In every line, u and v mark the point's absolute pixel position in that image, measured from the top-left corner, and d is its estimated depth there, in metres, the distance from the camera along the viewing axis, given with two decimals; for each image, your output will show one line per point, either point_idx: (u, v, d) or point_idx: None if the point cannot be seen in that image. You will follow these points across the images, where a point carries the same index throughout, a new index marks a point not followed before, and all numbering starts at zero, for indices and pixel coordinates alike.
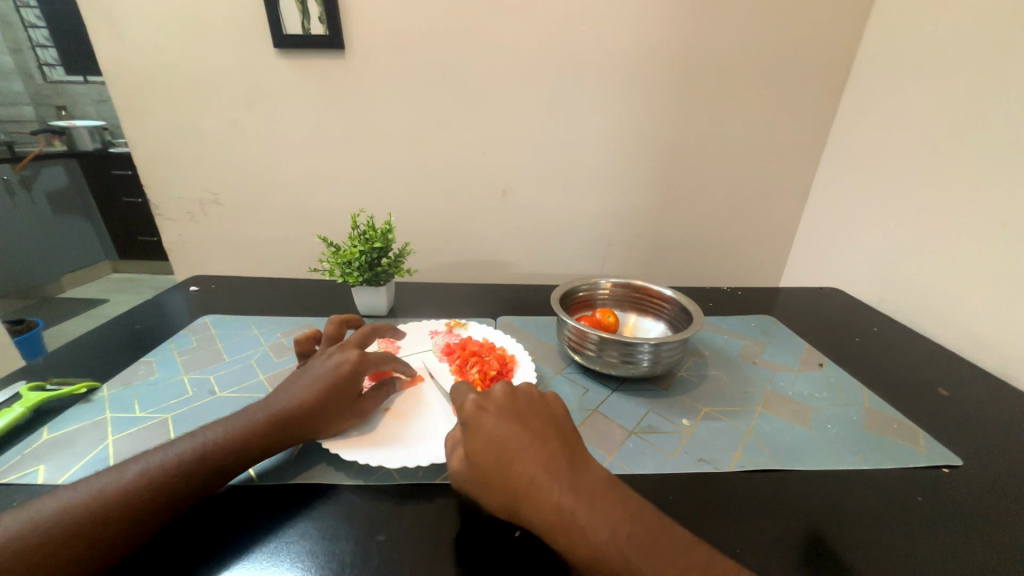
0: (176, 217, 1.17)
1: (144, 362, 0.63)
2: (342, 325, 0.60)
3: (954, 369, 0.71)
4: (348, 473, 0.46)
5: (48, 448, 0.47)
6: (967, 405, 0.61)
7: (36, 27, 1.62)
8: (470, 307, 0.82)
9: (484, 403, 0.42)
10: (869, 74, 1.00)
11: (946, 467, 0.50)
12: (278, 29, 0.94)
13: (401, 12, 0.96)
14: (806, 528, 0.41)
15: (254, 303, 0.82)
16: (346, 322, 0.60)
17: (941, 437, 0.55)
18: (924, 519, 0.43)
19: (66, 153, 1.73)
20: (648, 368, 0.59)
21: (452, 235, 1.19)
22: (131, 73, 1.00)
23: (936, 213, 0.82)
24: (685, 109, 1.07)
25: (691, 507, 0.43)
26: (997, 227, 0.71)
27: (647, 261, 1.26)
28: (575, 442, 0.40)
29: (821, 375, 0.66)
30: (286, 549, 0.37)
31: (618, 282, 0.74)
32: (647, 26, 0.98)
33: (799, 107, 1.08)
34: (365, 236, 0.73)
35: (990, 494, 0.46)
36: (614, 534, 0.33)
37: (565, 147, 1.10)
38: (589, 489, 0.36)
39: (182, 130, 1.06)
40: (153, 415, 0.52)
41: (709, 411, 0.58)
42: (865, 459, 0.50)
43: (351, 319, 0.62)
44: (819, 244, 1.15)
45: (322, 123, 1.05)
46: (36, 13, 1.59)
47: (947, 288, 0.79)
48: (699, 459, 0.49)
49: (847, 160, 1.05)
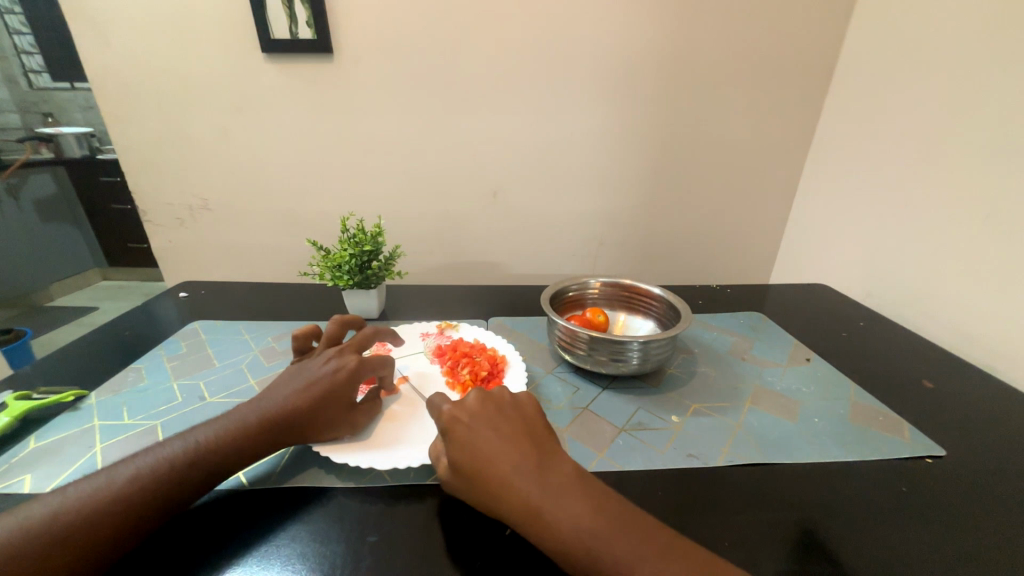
0: (166, 223, 1.16)
1: (134, 368, 0.62)
2: (343, 325, 0.59)
3: (939, 361, 0.72)
4: (338, 476, 0.46)
5: (36, 457, 0.47)
6: (951, 397, 0.62)
7: (22, 34, 1.45)
8: (461, 308, 0.83)
9: (458, 412, 0.42)
10: (852, 74, 1.02)
11: (930, 458, 0.51)
12: (266, 33, 0.94)
13: (390, 15, 0.96)
14: (795, 522, 0.42)
15: (245, 308, 0.82)
16: (350, 323, 0.60)
17: (923, 427, 0.56)
18: (909, 510, 0.44)
19: (54, 160, 1.70)
20: (638, 366, 0.59)
21: (444, 237, 1.20)
22: (119, 78, 0.99)
23: (920, 209, 0.83)
24: (674, 109, 1.08)
25: (679, 502, 0.44)
26: (979, 222, 0.73)
27: (639, 260, 1.26)
28: (547, 441, 0.41)
29: (808, 369, 0.67)
30: (276, 552, 0.37)
31: (607, 281, 0.75)
32: (635, 26, 0.99)
33: (786, 105, 1.09)
34: (355, 240, 0.72)
35: (973, 482, 0.47)
36: (582, 528, 0.34)
37: (556, 147, 1.10)
38: (558, 486, 0.36)
39: (171, 134, 1.05)
40: (142, 422, 0.52)
41: (698, 407, 0.58)
42: (851, 452, 0.51)
43: (352, 321, 0.61)
44: (808, 240, 1.16)
45: (313, 127, 1.05)
46: (21, 20, 1.40)
47: (932, 282, 0.81)
48: (688, 455, 0.50)
49: (833, 158, 1.07)
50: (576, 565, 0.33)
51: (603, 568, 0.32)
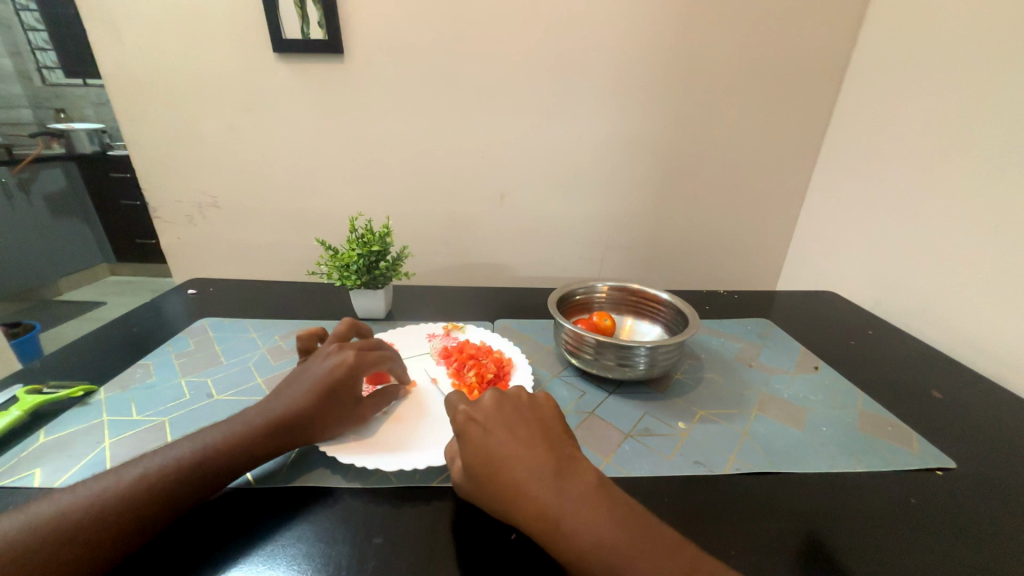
0: (175, 220, 1.17)
1: (142, 365, 0.63)
2: (349, 328, 0.58)
3: (949, 372, 0.71)
4: (345, 476, 0.46)
5: (45, 451, 0.47)
6: (960, 408, 0.62)
7: (36, 30, 1.44)
8: (467, 310, 0.83)
9: (473, 413, 0.43)
10: (861, 82, 1.01)
11: (940, 470, 0.50)
12: (278, 33, 0.95)
13: (400, 16, 0.96)
14: (803, 531, 0.42)
15: (253, 306, 0.82)
16: (355, 328, 0.59)
17: (932, 438, 0.55)
18: (920, 522, 0.43)
19: (65, 155, 1.67)
20: (645, 371, 0.59)
21: (449, 237, 1.20)
22: (131, 76, 1.01)
23: (929, 217, 0.82)
24: (682, 112, 1.08)
25: (686, 510, 0.43)
26: (988, 232, 0.73)
27: (645, 264, 1.26)
28: (564, 445, 0.41)
29: (817, 377, 0.67)
30: (284, 552, 0.37)
31: (614, 286, 0.75)
32: (645, 29, 0.99)
33: (795, 110, 1.09)
34: (363, 240, 0.73)
35: (984, 496, 0.47)
36: (597, 536, 0.34)
37: (563, 150, 1.10)
38: (573, 493, 0.36)
39: (182, 132, 1.06)
40: (150, 418, 0.52)
41: (705, 414, 0.58)
42: (860, 462, 0.51)
43: (361, 326, 0.61)
44: (815, 247, 1.15)
45: (321, 126, 1.06)
46: (35, 16, 1.40)
47: (943, 292, 0.80)
48: (695, 462, 0.50)
49: (842, 164, 1.06)
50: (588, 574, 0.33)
51: None
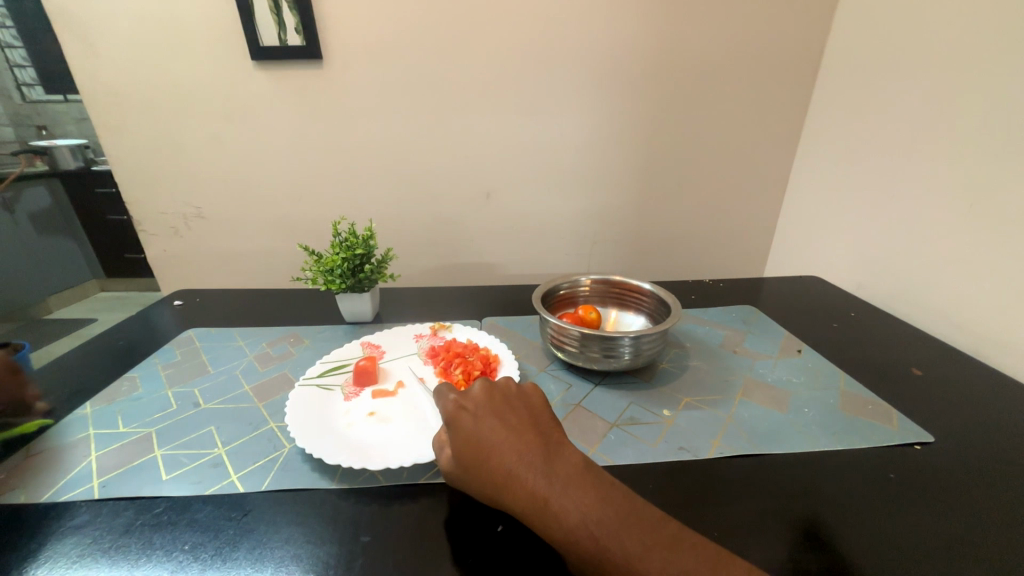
0: (160, 232, 1.16)
1: (128, 377, 0.63)
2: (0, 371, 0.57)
3: (930, 350, 0.72)
4: (333, 478, 0.46)
5: (34, 465, 0.47)
6: (939, 384, 0.63)
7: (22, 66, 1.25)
8: (455, 310, 0.83)
9: (463, 402, 0.43)
10: (837, 68, 1.02)
11: (919, 445, 0.51)
12: (255, 41, 0.95)
13: (377, 19, 0.96)
14: (787, 509, 0.42)
15: (240, 314, 0.82)
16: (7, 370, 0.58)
17: (912, 415, 0.56)
18: (898, 497, 0.44)
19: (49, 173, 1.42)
20: (630, 361, 0.60)
21: (437, 238, 1.20)
22: (110, 89, 1.00)
23: (908, 198, 0.83)
24: (662, 104, 1.08)
25: (671, 494, 0.44)
26: (963, 211, 0.74)
27: (633, 257, 1.26)
28: (552, 432, 0.41)
29: (800, 361, 0.68)
30: (272, 555, 0.37)
31: (598, 279, 0.75)
32: (622, 23, 1.00)
33: (774, 98, 1.10)
34: (346, 244, 0.73)
35: (961, 468, 0.48)
36: (584, 515, 0.34)
37: (546, 146, 1.11)
38: (562, 475, 0.37)
39: (164, 144, 1.06)
40: (138, 430, 0.53)
41: (690, 401, 0.58)
42: (840, 440, 0.51)
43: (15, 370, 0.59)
44: (798, 232, 1.17)
45: (303, 132, 1.06)
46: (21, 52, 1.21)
47: (923, 272, 0.81)
48: (680, 448, 0.50)
49: (822, 150, 1.07)
50: (576, 554, 0.34)
51: (601, 556, 0.33)
